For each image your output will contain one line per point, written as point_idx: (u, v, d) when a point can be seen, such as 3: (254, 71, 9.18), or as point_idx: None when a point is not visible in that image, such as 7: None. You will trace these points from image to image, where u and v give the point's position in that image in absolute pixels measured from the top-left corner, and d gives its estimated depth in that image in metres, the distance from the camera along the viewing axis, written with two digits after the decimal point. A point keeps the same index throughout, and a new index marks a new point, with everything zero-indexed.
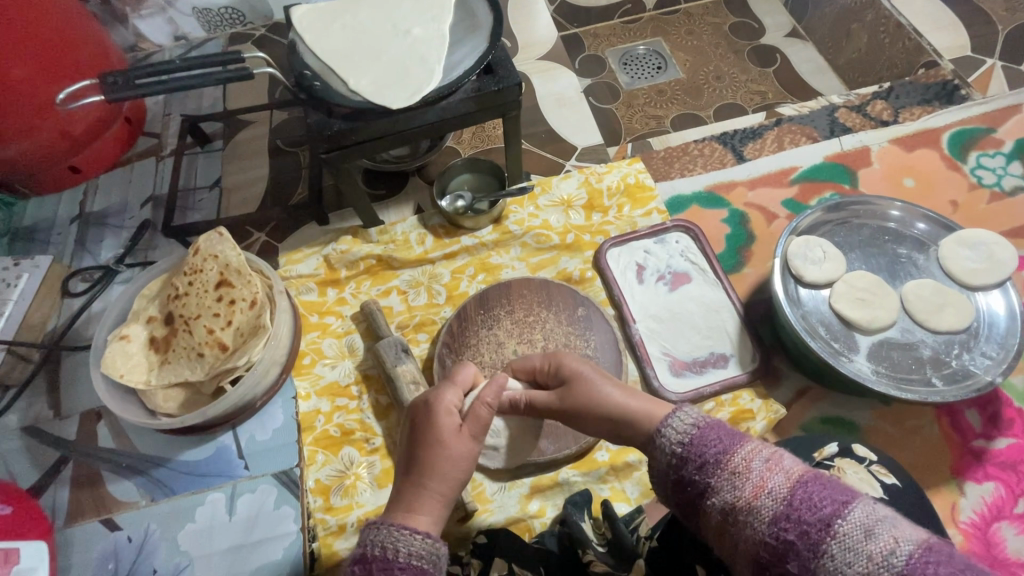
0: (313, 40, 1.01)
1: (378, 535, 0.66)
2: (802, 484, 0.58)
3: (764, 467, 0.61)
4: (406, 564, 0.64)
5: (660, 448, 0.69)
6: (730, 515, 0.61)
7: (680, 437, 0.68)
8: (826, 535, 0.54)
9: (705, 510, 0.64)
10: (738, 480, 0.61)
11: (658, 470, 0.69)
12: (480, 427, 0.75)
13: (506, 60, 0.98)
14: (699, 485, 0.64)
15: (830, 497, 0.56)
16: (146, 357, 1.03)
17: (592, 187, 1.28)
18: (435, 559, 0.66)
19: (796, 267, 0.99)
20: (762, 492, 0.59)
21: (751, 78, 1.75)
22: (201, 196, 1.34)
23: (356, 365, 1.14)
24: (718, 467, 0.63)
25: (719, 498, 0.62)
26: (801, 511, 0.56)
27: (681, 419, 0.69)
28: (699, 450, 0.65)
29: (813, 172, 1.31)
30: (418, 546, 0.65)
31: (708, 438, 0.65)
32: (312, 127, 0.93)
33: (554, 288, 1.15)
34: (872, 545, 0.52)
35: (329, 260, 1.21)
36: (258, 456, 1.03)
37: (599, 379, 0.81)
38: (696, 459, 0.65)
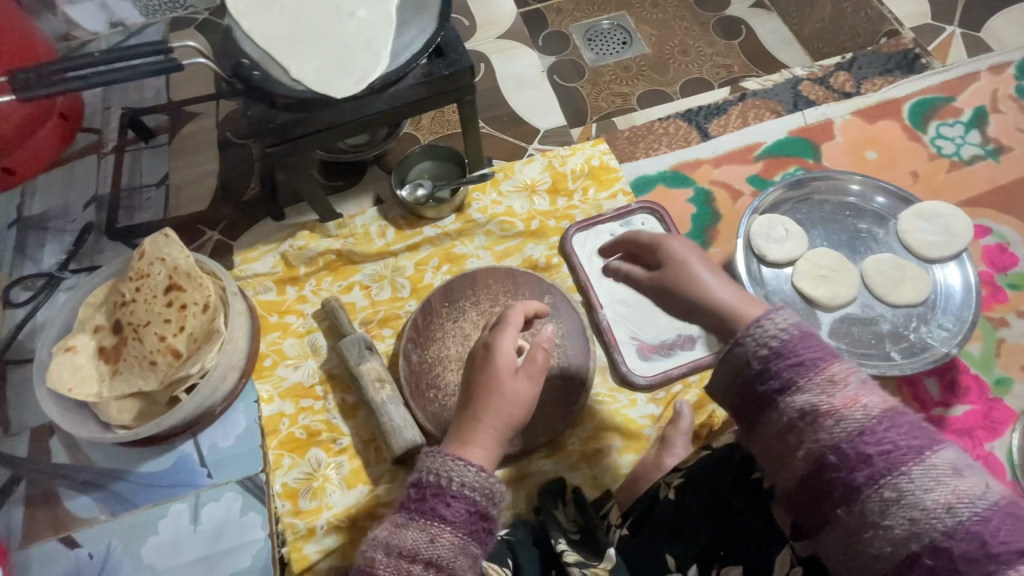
0: (250, 26, 0.94)
1: (435, 462, 0.63)
2: (896, 410, 0.52)
3: (860, 385, 0.54)
4: (458, 493, 0.61)
5: (744, 340, 0.59)
6: (808, 415, 0.54)
7: (771, 333, 0.58)
8: (911, 459, 0.49)
9: (774, 406, 0.56)
10: (830, 387, 0.53)
11: (730, 356, 0.60)
12: (536, 369, 0.72)
13: (456, 42, 0.94)
14: (780, 380, 0.56)
15: (927, 433, 0.51)
16: (95, 368, 0.99)
17: (555, 171, 1.25)
18: (489, 493, 0.63)
19: (759, 247, 0.98)
20: (853, 405, 0.52)
21: (717, 51, 1.73)
22: (148, 194, 1.27)
23: (320, 365, 1.10)
24: (813, 369, 0.54)
25: (803, 397, 0.54)
26: (888, 431, 0.50)
27: (773, 320, 0.59)
28: (794, 350, 0.56)
29: (777, 147, 1.30)
30: (473, 478, 0.62)
31: (803, 341, 0.56)
32: (254, 120, 0.88)
33: (519, 277, 1.13)
34: (961, 482, 0.48)
35: (286, 258, 1.17)
36: (221, 463, 1.00)
37: (685, 261, 0.71)
38: (788, 356, 0.56)
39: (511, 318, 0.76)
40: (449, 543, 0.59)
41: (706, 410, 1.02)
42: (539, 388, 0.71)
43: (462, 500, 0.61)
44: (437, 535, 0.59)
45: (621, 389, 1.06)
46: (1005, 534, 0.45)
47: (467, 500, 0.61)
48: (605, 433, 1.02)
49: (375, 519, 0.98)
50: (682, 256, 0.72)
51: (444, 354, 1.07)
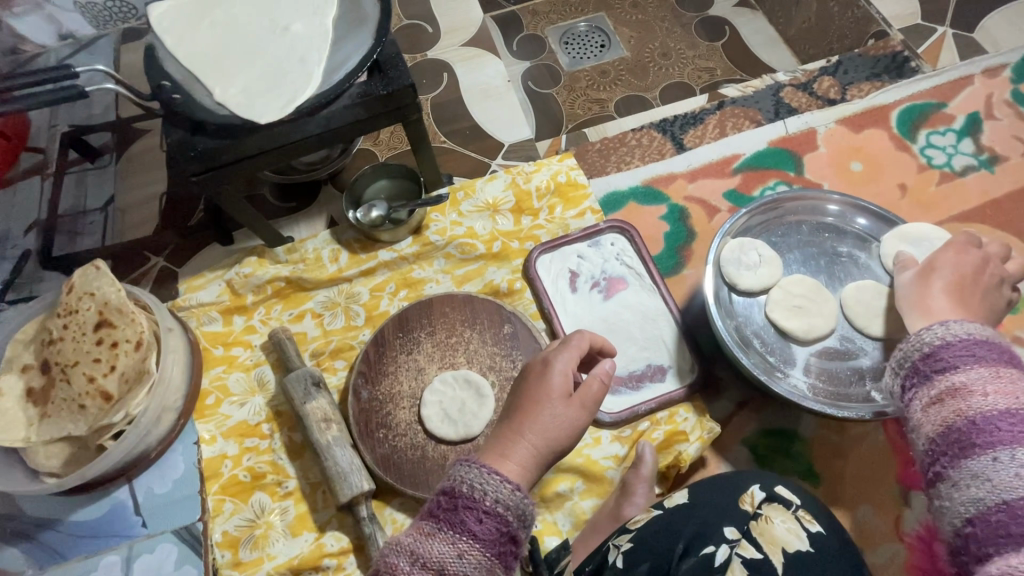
0: (175, 44, 0.88)
1: (470, 471, 0.55)
2: (1020, 408, 0.55)
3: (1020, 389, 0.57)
4: (491, 510, 0.53)
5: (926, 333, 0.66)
6: (949, 393, 0.60)
7: (948, 335, 0.64)
8: (1003, 450, 0.54)
9: (916, 390, 0.64)
10: (979, 377, 0.59)
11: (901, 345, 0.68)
12: (591, 398, 0.64)
13: (397, 57, 0.86)
14: (924, 371, 0.64)
15: None
16: (23, 411, 0.93)
17: (519, 188, 1.18)
18: (522, 515, 0.55)
19: (729, 274, 0.91)
20: (1000, 394, 0.57)
21: (699, 54, 1.65)
22: (92, 218, 1.21)
23: (267, 401, 1.04)
24: (956, 364, 0.62)
25: (954, 380, 0.61)
26: None
27: (960, 327, 0.64)
28: (966, 348, 0.62)
29: (757, 159, 1.23)
30: (508, 496, 0.54)
31: (974, 345, 0.62)
32: (174, 148, 0.82)
33: (478, 304, 1.06)
34: None
35: (233, 286, 1.10)
36: (158, 511, 0.94)
37: (934, 273, 0.77)
38: (966, 350, 0.62)
39: (574, 340, 0.69)
40: (477, 565, 0.51)
41: (672, 451, 0.95)
42: (589, 419, 0.63)
43: (494, 519, 0.53)
44: (465, 550, 0.51)
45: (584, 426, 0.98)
46: None
47: (498, 519, 0.53)
48: (566, 475, 0.95)
49: (320, 571, 0.92)
50: (948, 266, 0.77)
51: (396, 387, 1.00)
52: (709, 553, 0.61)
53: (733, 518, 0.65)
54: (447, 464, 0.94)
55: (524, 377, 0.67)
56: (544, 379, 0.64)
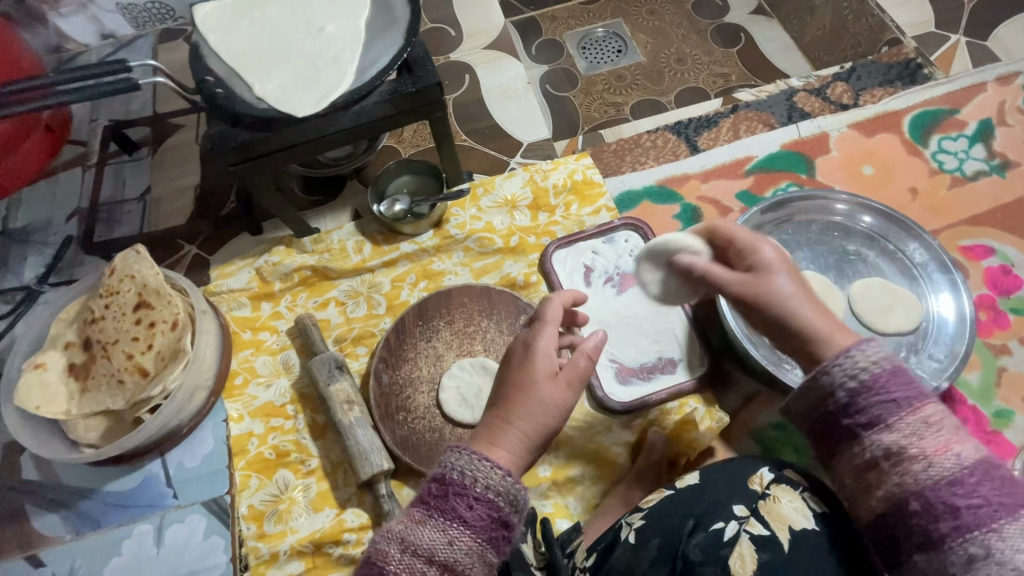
0: (218, 42, 0.93)
1: (462, 460, 0.61)
2: (960, 473, 0.56)
3: (952, 435, 0.59)
4: (481, 496, 0.59)
5: (838, 368, 0.64)
6: (888, 462, 0.59)
7: (856, 372, 0.63)
8: (975, 525, 0.54)
9: (857, 443, 0.62)
10: (923, 434, 0.59)
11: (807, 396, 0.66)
12: (576, 376, 0.68)
13: (425, 58, 0.91)
14: (862, 418, 0.62)
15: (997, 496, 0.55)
16: (65, 385, 0.99)
17: (536, 185, 1.22)
18: (512, 499, 0.60)
19: None
20: (943, 454, 0.58)
21: (714, 60, 1.69)
22: (129, 207, 1.27)
23: (292, 383, 1.09)
24: (903, 414, 0.60)
25: (885, 441, 0.60)
26: (977, 484, 0.56)
27: (867, 352, 0.64)
28: (887, 390, 0.62)
29: (769, 161, 1.26)
30: (498, 482, 0.59)
31: (897, 377, 0.62)
32: (215, 139, 0.86)
33: (495, 295, 1.10)
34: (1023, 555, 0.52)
35: (261, 273, 1.15)
36: (187, 484, 0.99)
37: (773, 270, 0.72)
38: (899, 401, 0.61)
39: (549, 314, 0.73)
40: (468, 546, 0.57)
41: (683, 440, 0.98)
42: (575, 395, 0.68)
43: (484, 503, 0.59)
44: (456, 536, 0.57)
45: (597, 414, 1.02)
46: None
47: (488, 504, 0.59)
48: (578, 461, 0.98)
49: (340, 545, 0.96)
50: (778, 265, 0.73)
51: (414, 373, 1.04)
52: (718, 528, 0.64)
53: (742, 496, 0.68)
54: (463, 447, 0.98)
55: (507, 362, 0.71)
56: (524, 363, 0.69)
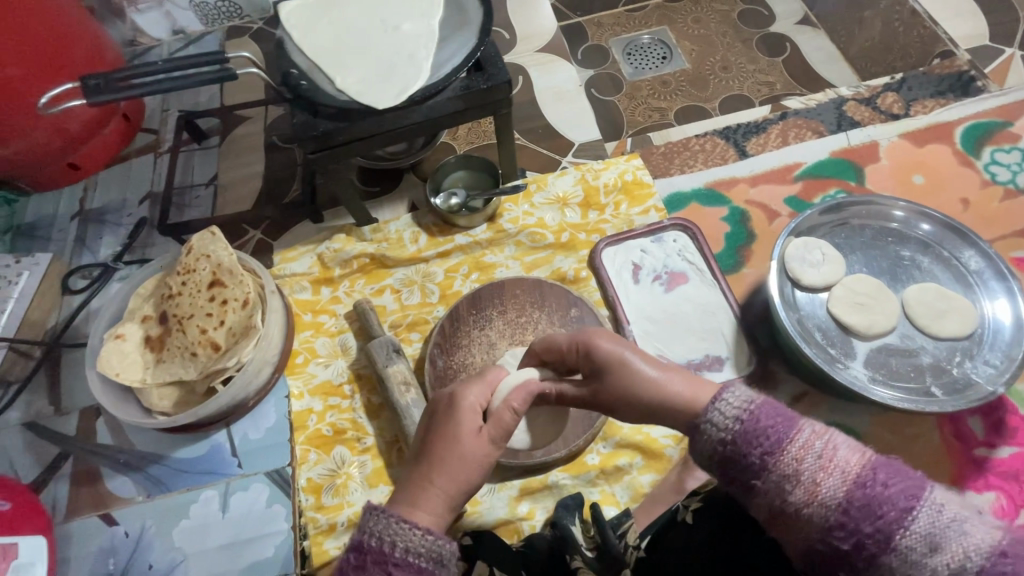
0: (301, 37, 0.99)
1: (379, 527, 0.64)
2: (859, 496, 0.56)
3: (818, 467, 0.58)
4: (402, 558, 0.62)
5: (706, 437, 0.65)
6: (783, 513, 0.59)
7: (724, 432, 0.64)
8: (885, 542, 0.54)
9: (753, 506, 0.63)
10: (792, 486, 0.59)
11: (702, 456, 0.67)
12: (501, 432, 0.73)
13: (496, 57, 0.95)
14: (749, 484, 0.62)
15: (891, 505, 0.55)
16: (141, 355, 1.05)
17: (588, 184, 1.25)
18: (435, 558, 0.63)
19: (794, 270, 0.96)
20: (818, 497, 0.57)
21: (760, 68, 1.71)
22: (197, 193, 1.34)
23: (349, 364, 1.13)
24: (768, 470, 0.60)
25: (768, 499, 0.60)
26: (876, 498, 0.55)
27: (725, 410, 0.65)
28: (747, 450, 0.62)
29: (818, 168, 1.27)
30: (416, 543, 0.63)
31: (756, 436, 0.62)
32: (298, 127, 0.91)
33: (547, 288, 1.14)
34: (936, 557, 0.52)
35: (323, 259, 1.21)
36: (252, 454, 1.04)
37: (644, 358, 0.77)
38: (743, 459, 0.62)
39: (485, 376, 0.79)
40: None
41: None
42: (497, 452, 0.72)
43: (403, 567, 0.62)
44: None
45: None
46: None
47: (408, 566, 0.62)
48: (625, 451, 1.01)
49: None
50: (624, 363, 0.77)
51: (468, 360, 1.08)
52: None
53: None
54: None
55: (438, 415, 0.76)
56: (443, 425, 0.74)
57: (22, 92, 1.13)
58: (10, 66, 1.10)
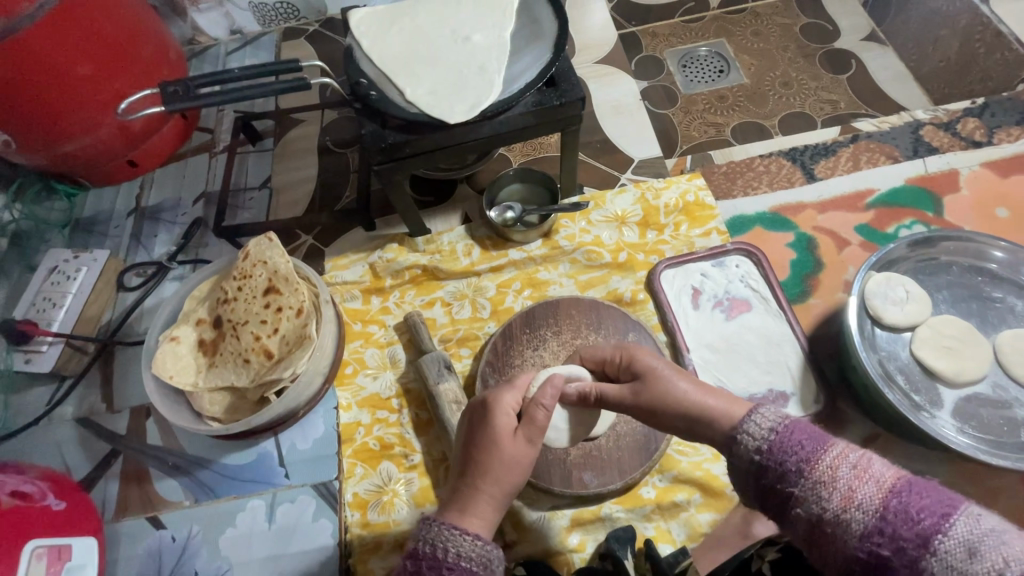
0: (371, 46, 0.97)
1: (429, 534, 0.64)
2: (895, 502, 0.52)
3: (852, 474, 0.55)
4: (455, 565, 0.62)
5: (739, 450, 0.64)
6: (817, 526, 0.55)
7: (758, 443, 0.62)
8: (924, 550, 0.49)
9: (790, 522, 0.59)
10: (826, 490, 0.55)
11: (738, 472, 0.64)
12: (536, 430, 0.70)
13: (570, 72, 0.93)
14: (785, 495, 0.58)
15: (928, 510, 0.50)
16: (195, 359, 1.05)
17: (648, 203, 1.21)
18: (486, 562, 0.62)
19: (874, 306, 0.91)
20: (851, 503, 0.54)
21: (822, 86, 1.64)
22: (251, 195, 1.34)
23: (398, 377, 1.12)
24: (801, 477, 0.57)
25: (804, 508, 0.57)
26: (907, 505, 0.51)
27: (759, 422, 0.64)
28: (780, 459, 0.60)
29: (892, 196, 1.21)
30: (468, 548, 0.62)
31: (790, 443, 0.60)
32: (366, 138, 0.90)
33: (603, 310, 1.10)
34: (977, 565, 0.46)
35: (375, 268, 1.20)
36: (299, 466, 1.03)
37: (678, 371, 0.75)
38: (776, 468, 0.60)
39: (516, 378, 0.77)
40: None
41: None
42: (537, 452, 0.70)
43: (457, 572, 0.61)
44: None
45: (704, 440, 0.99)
46: None
47: (462, 571, 0.61)
48: (683, 486, 0.96)
49: None
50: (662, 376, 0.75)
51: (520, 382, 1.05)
52: None
53: None
54: (569, 460, 0.96)
55: (473, 420, 0.75)
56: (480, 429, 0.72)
57: (91, 90, 1.15)
58: (83, 64, 1.12)
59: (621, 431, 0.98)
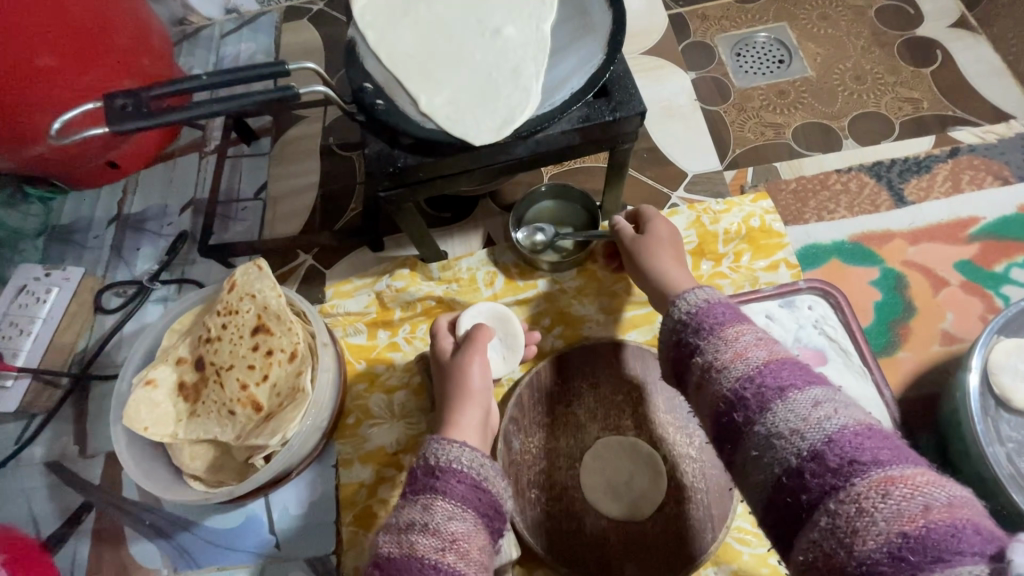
0: (379, 41, 0.79)
1: (426, 450, 0.66)
2: (771, 363, 0.55)
3: (753, 342, 0.58)
4: (449, 468, 0.63)
5: (670, 314, 0.66)
6: (706, 373, 0.59)
7: (689, 306, 0.65)
8: (778, 397, 0.52)
9: (688, 369, 0.62)
10: (723, 345, 0.59)
11: (661, 335, 0.67)
12: (476, 348, 0.81)
13: (626, 78, 0.74)
14: (690, 347, 0.62)
15: (797, 375, 0.54)
16: (174, 405, 0.89)
17: (703, 228, 1.03)
18: (479, 466, 0.65)
19: (1002, 385, 0.76)
20: (740, 357, 0.57)
21: (901, 80, 1.21)
22: (245, 205, 1.18)
23: (407, 429, 0.96)
24: (710, 332, 0.61)
25: (701, 357, 0.60)
26: (780, 371, 0.54)
27: (697, 293, 0.66)
28: (700, 319, 0.63)
29: (1001, 227, 1.02)
30: (460, 452, 0.65)
31: (714, 311, 0.63)
32: (371, 159, 0.72)
33: (651, 360, 0.92)
34: (814, 412, 0.50)
35: (382, 298, 1.04)
36: (293, 534, 0.90)
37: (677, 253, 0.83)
38: (694, 325, 0.63)
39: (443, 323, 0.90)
40: (446, 511, 0.59)
41: None
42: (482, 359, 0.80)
43: (454, 475, 0.63)
44: (434, 505, 0.60)
45: None
46: (847, 451, 0.47)
47: (458, 474, 0.63)
48: None
49: None
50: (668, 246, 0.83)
51: (549, 445, 0.88)
52: None
53: None
54: (608, 547, 0.82)
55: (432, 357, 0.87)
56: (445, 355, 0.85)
57: (54, 84, 0.95)
58: (44, 54, 0.93)
59: (672, 514, 0.83)
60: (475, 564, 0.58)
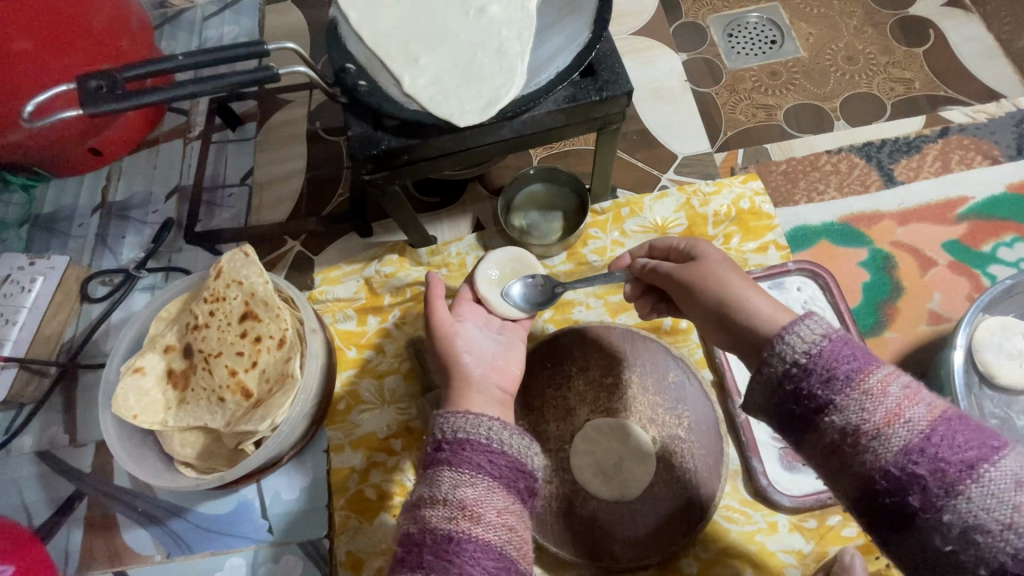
0: (361, 21, 0.77)
1: (434, 424, 0.64)
2: (944, 428, 0.48)
3: (902, 394, 0.50)
4: (454, 439, 0.60)
5: (778, 355, 0.55)
6: (850, 436, 0.50)
7: (806, 347, 0.54)
8: (968, 477, 0.46)
9: (815, 427, 0.53)
10: (870, 402, 0.50)
11: (764, 382, 0.56)
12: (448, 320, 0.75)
13: (613, 57, 0.73)
14: (818, 401, 0.52)
15: (977, 439, 0.47)
16: (163, 393, 0.89)
17: (693, 211, 1.03)
18: (481, 428, 0.61)
19: (985, 362, 0.79)
20: (897, 420, 0.49)
21: (893, 60, 1.21)
22: (231, 191, 1.17)
23: (397, 414, 0.96)
24: (848, 385, 0.51)
25: (841, 416, 0.51)
26: (952, 438, 0.47)
27: (810, 328, 0.55)
28: (828, 364, 0.52)
29: (990, 206, 1.02)
30: (461, 422, 0.61)
31: (841, 352, 0.53)
32: (354, 142, 0.71)
33: (639, 341, 0.92)
34: (1022, 496, 0.44)
35: (371, 284, 1.03)
36: (285, 520, 0.91)
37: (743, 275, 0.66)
38: (822, 372, 0.52)
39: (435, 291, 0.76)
40: (453, 481, 0.57)
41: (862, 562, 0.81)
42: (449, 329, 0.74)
43: (459, 446, 0.60)
44: (441, 478, 0.58)
45: (756, 504, 0.86)
46: None
47: (462, 443, 0.60)
48: (733, 560, 0.82)
49: None
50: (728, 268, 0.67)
51: (539, 429, 0.89)
52: None
53: None
54: (598, 524, 0.83)
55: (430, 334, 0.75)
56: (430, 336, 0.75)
57: (32, 69, 0.91)
58: (20, 37, 0.89)
59: (661, 495, 0.83)
60: (494, 526, 0.55)
